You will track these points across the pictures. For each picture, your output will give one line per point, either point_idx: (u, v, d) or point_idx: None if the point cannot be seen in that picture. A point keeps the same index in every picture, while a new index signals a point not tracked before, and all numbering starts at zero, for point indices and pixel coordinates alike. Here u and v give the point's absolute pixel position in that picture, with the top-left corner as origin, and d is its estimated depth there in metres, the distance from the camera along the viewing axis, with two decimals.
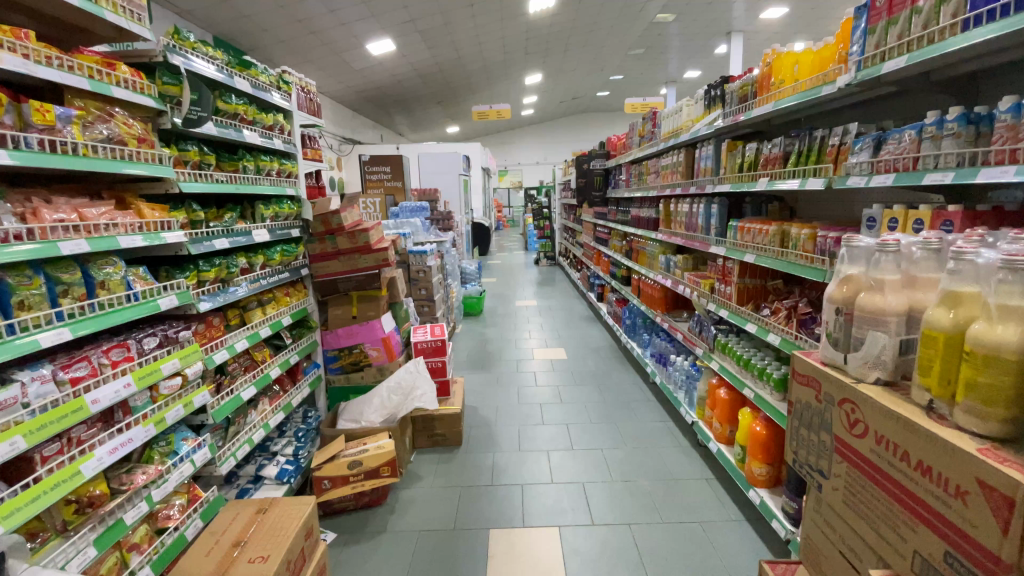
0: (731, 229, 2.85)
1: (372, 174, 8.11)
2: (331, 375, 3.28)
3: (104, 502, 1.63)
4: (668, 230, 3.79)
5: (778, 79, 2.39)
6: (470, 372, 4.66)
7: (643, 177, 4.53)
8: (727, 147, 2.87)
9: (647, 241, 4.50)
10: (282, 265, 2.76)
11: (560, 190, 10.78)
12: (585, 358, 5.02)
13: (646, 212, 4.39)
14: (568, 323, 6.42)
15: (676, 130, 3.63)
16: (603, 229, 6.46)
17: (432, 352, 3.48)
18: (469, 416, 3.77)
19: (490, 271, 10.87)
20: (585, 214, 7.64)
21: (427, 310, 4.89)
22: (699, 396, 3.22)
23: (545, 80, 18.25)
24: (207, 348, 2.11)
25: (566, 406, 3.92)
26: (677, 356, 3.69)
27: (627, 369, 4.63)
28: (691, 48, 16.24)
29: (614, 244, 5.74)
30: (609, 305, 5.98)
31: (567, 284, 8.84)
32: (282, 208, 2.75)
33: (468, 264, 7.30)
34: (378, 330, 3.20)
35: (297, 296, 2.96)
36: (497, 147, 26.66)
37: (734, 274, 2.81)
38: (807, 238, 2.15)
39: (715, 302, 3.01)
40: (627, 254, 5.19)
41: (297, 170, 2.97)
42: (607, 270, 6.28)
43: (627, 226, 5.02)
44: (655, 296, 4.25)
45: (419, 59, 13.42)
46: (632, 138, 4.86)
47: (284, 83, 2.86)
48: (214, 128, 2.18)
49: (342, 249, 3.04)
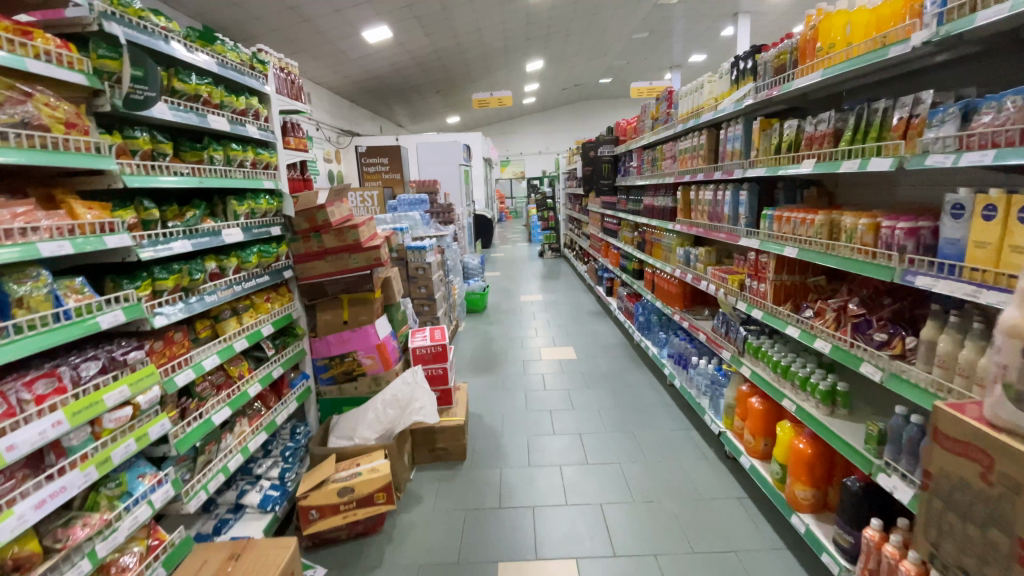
0: (766, 218, 2.53)
1: (369, 166, 7.79)
2: (322, 386, 2.99)
3: (32, 566, 1.34)
4: (688, 221, 3.47)
5: (825, 45, 2.05)
6: (474, 375, 4.37)
7: (656, 163, 4.19)
8: (759, 126, 2.54)
9: (662, 233, 4.18)
10: (261, 267, 2.46)
11: (564, 179, 10.41)
12: (596, 358, 4.71)
13: (660, 201, 4.06)
14: (577, 319, 6.10)
15: (696, 110, 3.29)
16: (612, 220, 6.12)
17: (432, 358, 3.18)
18: (474, 425, 3.48)
19: (494, 264, 10.56)
20: (591, 204, 7.30)
21: (427, 309, 4.59)
22: (726, 404, 2.92)
23: (547, 67, 17.79)
24: (167, 369, 1.83)
25: (577, 412, 3.62)
26: (699, 358, 3.38)
27: (641, 370, 4.32)
28: (697, 30, 15.73)
29: (625, 236, 5.42)
30: (619, 301, 5.66)
31: (573, 277, 8.51)
32: (258, 203, 2.44)
33: (471, 259, 6.98)
34: (372, 337, 2.91)
35: (279, 301, 2.65)
36: (498, 137, 26.22)
37: (769, 269, 2.49)
38: (866, 229, 1.82)
39: (745, 300, 2.69)
40: (639, 246, 4.87)
41: (276, 161, 2.65)
42: (616, 263, 5.95)
43: (639, 217, 4.69)
44: (672, 292, 3.93)
45: (416, 47, 13.00)
46: (645, 121, 4.52)
47: (258, 62, 2.54)
48: (168, 112, 1.87)
49: (329, 248, 2.73)
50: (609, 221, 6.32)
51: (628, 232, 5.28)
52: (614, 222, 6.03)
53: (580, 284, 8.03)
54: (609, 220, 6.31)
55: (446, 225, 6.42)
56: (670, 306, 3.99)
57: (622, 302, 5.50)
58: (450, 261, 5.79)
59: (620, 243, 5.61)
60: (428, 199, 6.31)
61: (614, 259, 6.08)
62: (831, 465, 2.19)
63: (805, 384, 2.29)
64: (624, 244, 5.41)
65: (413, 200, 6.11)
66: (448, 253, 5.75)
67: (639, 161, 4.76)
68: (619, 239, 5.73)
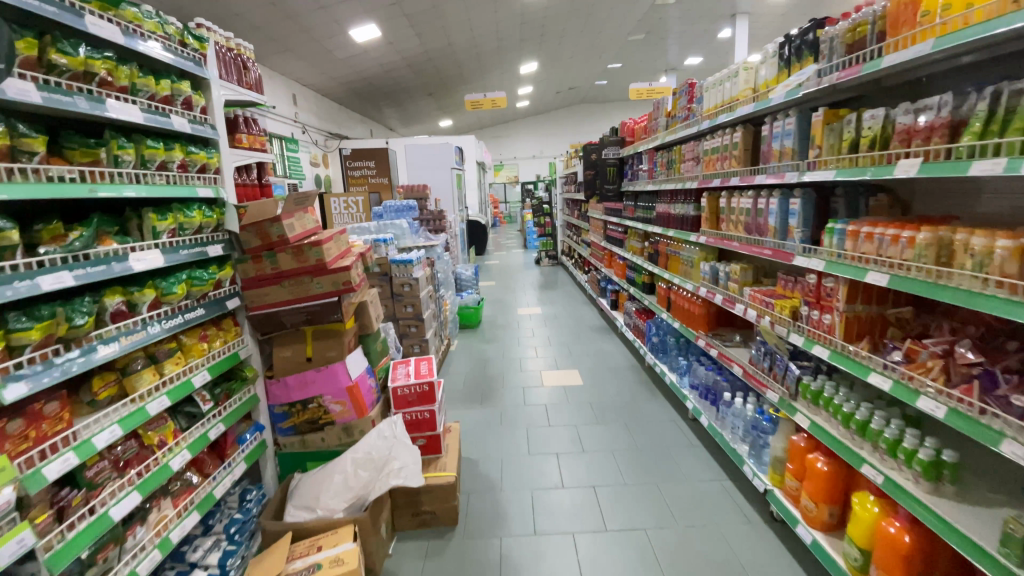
0: (831, 233, 2.02)
1: (354, 170, 7.26)
2: (281, 438, 2.45)
3: None
4: (717, 232, 2.96)
5: (932, 10, 1.55)
6: (468, 406, 3.82)
7: (672, 165, 3.69)
8: (823, 117, 2.04)
9: (680, 244, 3.66)
10: (193, 298, 1.92)
11: (561, 184, 9.89)
12: (604, 383, 4.18)
13: (678, 208, 3.55)
14: (578, 334, 5.57)
15: (728, 103, 2.79)
16: (617, 228, 5.60)
17: (417, 399, 2.65)
18: (467, 474, 2.94)
19: (487, 273, 10.04)
20: (592, 209, 6.79)
21: (415, 331, 4.04)
22: (773, 456, 2.41)
23: (541, 69, 17.35)
24: (29, 459, 1.30)
25: (588, 456, 3.10)
26: (734, 394, 2.86)
27: (657, 399, 3.81)
28: (694, 32, 15.37)
29: (633, 245, 4.90)
30: (626, 316, 5.13)
31: (572, 287, 7.98)
32: (189, 215, 1.89)
33: (463, 269, 6.44)
34: (342, 377, 2.37)
35: (223, 339, 2.11)
36: (492, 140, 25.78)
37: (838, 297, 1.99)
38: (1010, 254, 1.32)
39: (801, 333, 2.19)
40: (651, 258, 4.35)
41: (220, 163, 2.11)
42: (622, 274, 5.43)
43: (650, 225, 4.17)
44: (695, 313, 3.41)
45: (406, 47, 12.49)
46: (657, 119, 4.01)
47: (191, 37, 2.01)
48: (39, 94, 1.33)
49: (285, 270, 2.19)
50: (612, 228, 5.80)
51: (637, 243, 4.76)
52: (620, 229, 5.51)
53: (580, 294, 7.51)
54: (613, 227, 5.79)
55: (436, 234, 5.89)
56: (692, 328, 3.47)
57: (629, 318, 4.97)
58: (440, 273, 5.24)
59: (627, 253, 5.09)
60: (417, 205, 5.75)
61: (619, 270, 5.55)
62: (933, 557, 1.69)
63: (898, 450, 1.79)
64: (631, 255, 4.89)
65: (401, 206, 5.55)
66: (438, 264, 5.21)
67: (650, 163, 4.24)
68: (625, 248, 5.21)
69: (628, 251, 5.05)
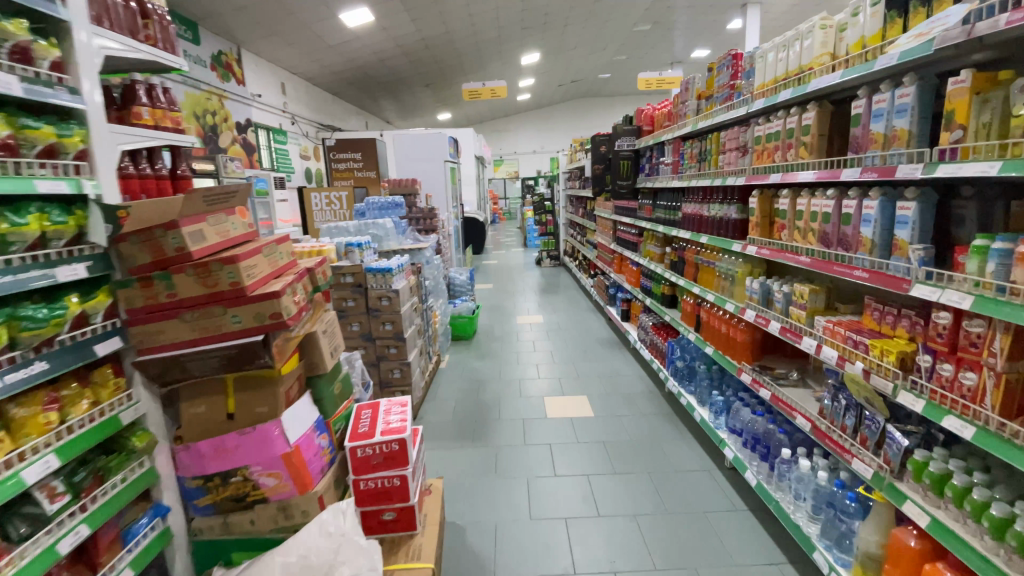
0: (977, 254, 1.38)
1: (339, 163, 6.60)
2: (197, 520, 1.82)
3: None
4: (774, 241, 2.30)
5: None
6: (457, 446, 3.16)
7: (707, 157, 3.01)
8: (968, 83, 1.39)
9: (715, 252, 2.99)
10: (28, 347, 1.27)
11: (564, 179, 9.18)
12: (619, 413, 3.53)
13: (714, 209, 2.88)
14: (585, 347, 4.91)
15: (795, 75, 2.13)
16: (630, 229, 4.92)
17: (383, 463, 1.99)
18: (450, 551, 2.28)
19: (485, 274, 9.38)
20: (600, 208, 6.11)
21: (395, 352, 3.32)
22: (862, 551, 1.76)
23: (543, 60, 16.62)
24: None
25: (604, 523, 2.44)
26: (797, 452, 2.21)
27: (682, 438, 3.16)
28: (704, 23, 14.65)
29: (650, 250, 4.23)
30: (640, 330, 4.47)
31: (576, 292, 7.31)
32: (20, 223, 1.25)
33: (457, 273, 5.78)
34: (276, 443, 1.72)
35: (90, 400, 1.46)
36: (492, 134, 25.07)
37: (992, 350, 1.35)
38: None
39: (920, 395, 1.54)
40: (674, 267, 3.68)
41: (91, 145, 1.50)
42: (635, 282, 4.76)
43: (675, 228, 3.49)
44: (736, 340, 2.75)
45: (401, 34, 11.75)
46: (686, 103, 3.33)
47: None
48: None
49: (187, 298, 1.55)
50: (624, 229, 5.12)
51: (656, 249, 4.09)
52: (633, 230, 4.83)
53: (584, 300, 6.84)
54: (625, 228, 5.11)
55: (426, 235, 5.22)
56: (730, 357, 2.82)
57: (644, 334, 4.30)
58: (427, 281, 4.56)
59: (641, 259, 4.42)
60: (404, 201, 5.03)
61: (631, 277, 4.88)
62: None
63: None
64: (648, 261, 4.21)
65: (386, 202, 4.83)
66: (426, 270, 4.53)
67: (675, 155, 3.56)
68: (640, 252, 4.54)
69: (643, 256, 4.37)
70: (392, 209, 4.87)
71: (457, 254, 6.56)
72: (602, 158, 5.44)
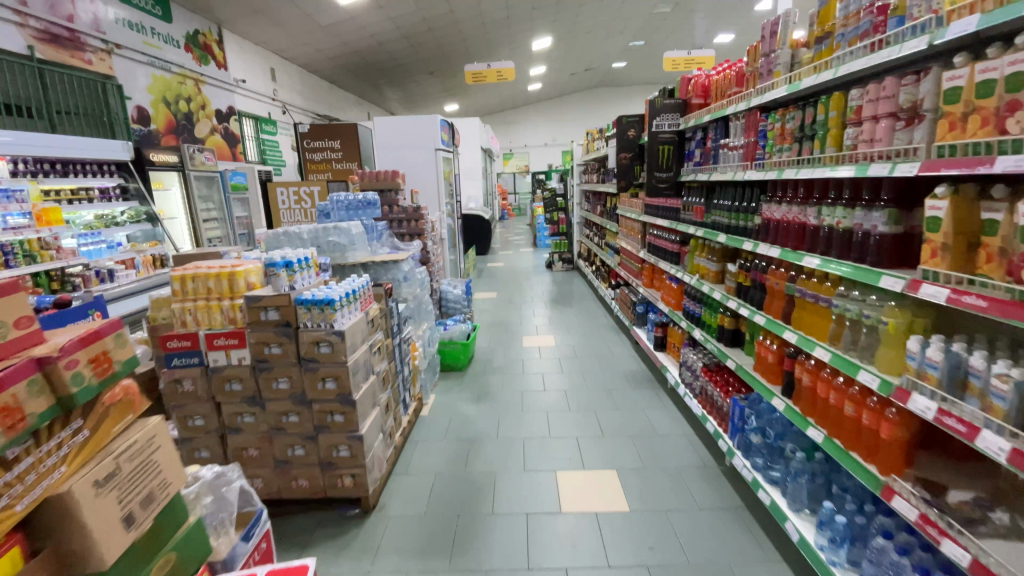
0: None
1: (314, 152, 5.58)
2: None
3: None
4: (998, 285, 1.18)
5: None
6: (426, 571, 2.07)
7: (816, 134, 1.91)
8: None
9: (833, 283, 1.88)
10: None
11: (580, 172, 8.02)
12: (665, 506, 2.42)
13: (836, 217, 1.78)
14: (609, 385, 3.79)
15: None
16: (667, 235, 3.80)
17: None
18: None
19: (489, 280, 8.33)
20: (624, 205, 4.98)
21: (339, 422, 2.26)
22: None
23: (556, 45, 15.44)
24: None
25: None
26: None
27: (768, 561, 2.05)
28: (731, 4, 13.34)
29: (699, 266, 3.12)
30: (683, 370, 3.35)
31: (594, 303, 6.19)
32: None
33: (450, 286, 4.73)
34: None
35: None
36: (501, 127, 23.99)
37: None
38: None
39: None
40: (742, 293, 2.57)
41: None
42: (674, 302, 3.65)
43: (748, 240, 2.39)
44: (876, 434, 1.66)
45: (399, 13, 10.59)
46: (773, 54, 2.20)
47: None
48: None
49: None
50: (658, 233, 4.00)
51: (710, 267, 2.99)
52: (670, 235, 3.72)
53: (603, 314, 5.72)
54: (658, 233, 4.00)
55: (408, 241, 4.17)
56: (860, 457, 1.73)
57: (690, 378, 3.19)
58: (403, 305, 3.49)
59: (683, 277, 3.32)
60: (380, 198, 3.86)
61: (667, 297, 3.77)
62: None
63: None
64: (696, 281, 3.10)
65: (355, 200, 3.72)
66: (402, 290, 3.46)
67: (749, 136, 2.45)
68: (684, 267, 3.43)
69: (688, 274, 3.27)
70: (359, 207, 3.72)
71: (451, 259, 5.47)
72: (630, 147, 4.35)
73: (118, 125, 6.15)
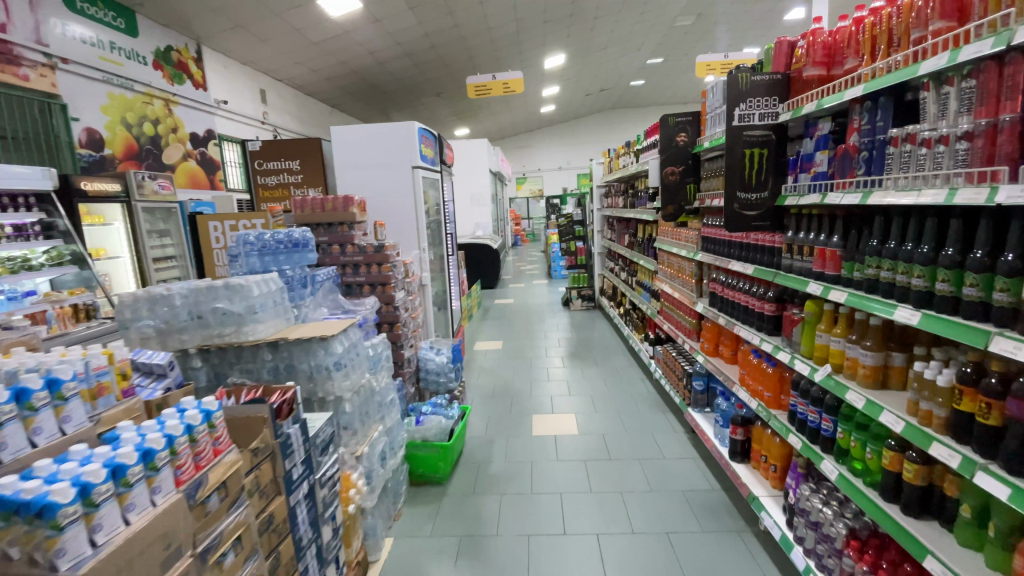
0: None
1: (267, 176, 4.26)
2: None
3: None
4: None
5: None
6: None
7: None
8: None
9: None
10: None
11: (600, 196, 6.79)
12: None
13: None
14: (665, 525, 2.41)
15: None
16: (748, 285, 2.49)
17: None
18: None
19: (495, 320, 7.00)
20: (668, 236, 3.67)
21: None
22: None
23: (569, 64, 14.40)
24: None
25: None
26: None
27: None
28: (760, 14, 12.17)
29: (832, 352, 1.82)
30: (796, 521, 2.00)
31: (624, 357, 4.80)
32: None
33: (432, 349, 3.39)
34: None
35: None
36: (514, 152, 23.06)
37: None
38: None
39: None
40: (963, 436, 1.28)
41: None
42: (768, 396, 2.30)
43: (1005, 337, 1.11)
44: None
45: (398, 29, 9.34)
46: None
47: None
48: None
49: None
50: (727, 281, 2.70)
51: (861, 357, 1.68)
52: (755, 286, 2.42)
53: (638, 376, 4.34)
54: (729, 279, 2.69)
55: (365, 296, 2.86)
56: None
57: (822, 549, 1.82)
58: (335, 406, 2.14)
59: (791, 364, 2.02)
60: (313, 237, 2.51)
61: (750, 382, 2.46)
62: None
63: None
64: (826, 377, 1.80)
65: (273, 240, 2.40)
66: (335, 384, 2.09)
67: (982, 115, 1.21)
68: (788, 342, 2.10)
69: (801, 359, 1.97)
70: (277, 249, 2.41)
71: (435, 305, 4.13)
72: (682, 159, 3.04)
73: (65, 151, 5.14)
